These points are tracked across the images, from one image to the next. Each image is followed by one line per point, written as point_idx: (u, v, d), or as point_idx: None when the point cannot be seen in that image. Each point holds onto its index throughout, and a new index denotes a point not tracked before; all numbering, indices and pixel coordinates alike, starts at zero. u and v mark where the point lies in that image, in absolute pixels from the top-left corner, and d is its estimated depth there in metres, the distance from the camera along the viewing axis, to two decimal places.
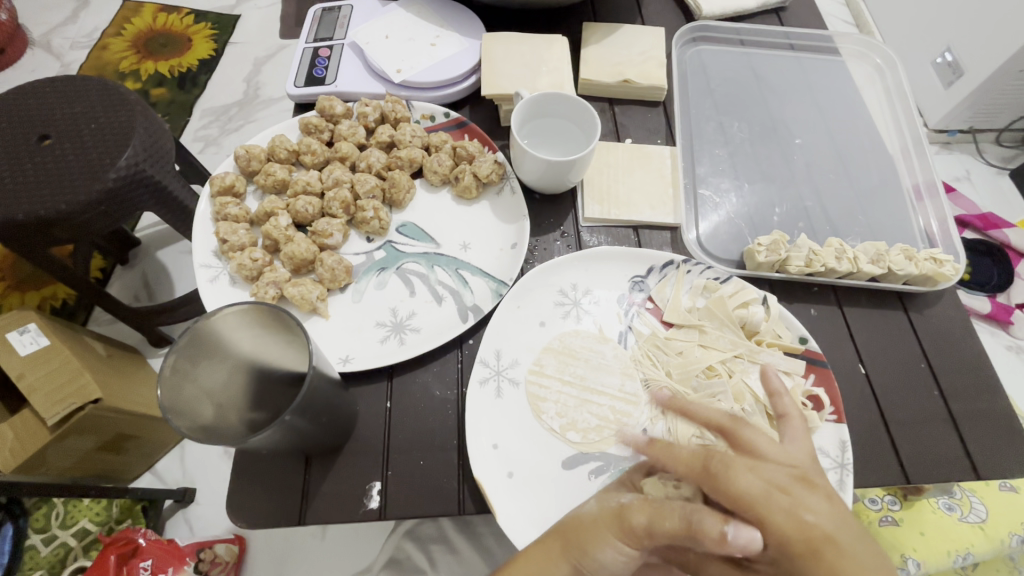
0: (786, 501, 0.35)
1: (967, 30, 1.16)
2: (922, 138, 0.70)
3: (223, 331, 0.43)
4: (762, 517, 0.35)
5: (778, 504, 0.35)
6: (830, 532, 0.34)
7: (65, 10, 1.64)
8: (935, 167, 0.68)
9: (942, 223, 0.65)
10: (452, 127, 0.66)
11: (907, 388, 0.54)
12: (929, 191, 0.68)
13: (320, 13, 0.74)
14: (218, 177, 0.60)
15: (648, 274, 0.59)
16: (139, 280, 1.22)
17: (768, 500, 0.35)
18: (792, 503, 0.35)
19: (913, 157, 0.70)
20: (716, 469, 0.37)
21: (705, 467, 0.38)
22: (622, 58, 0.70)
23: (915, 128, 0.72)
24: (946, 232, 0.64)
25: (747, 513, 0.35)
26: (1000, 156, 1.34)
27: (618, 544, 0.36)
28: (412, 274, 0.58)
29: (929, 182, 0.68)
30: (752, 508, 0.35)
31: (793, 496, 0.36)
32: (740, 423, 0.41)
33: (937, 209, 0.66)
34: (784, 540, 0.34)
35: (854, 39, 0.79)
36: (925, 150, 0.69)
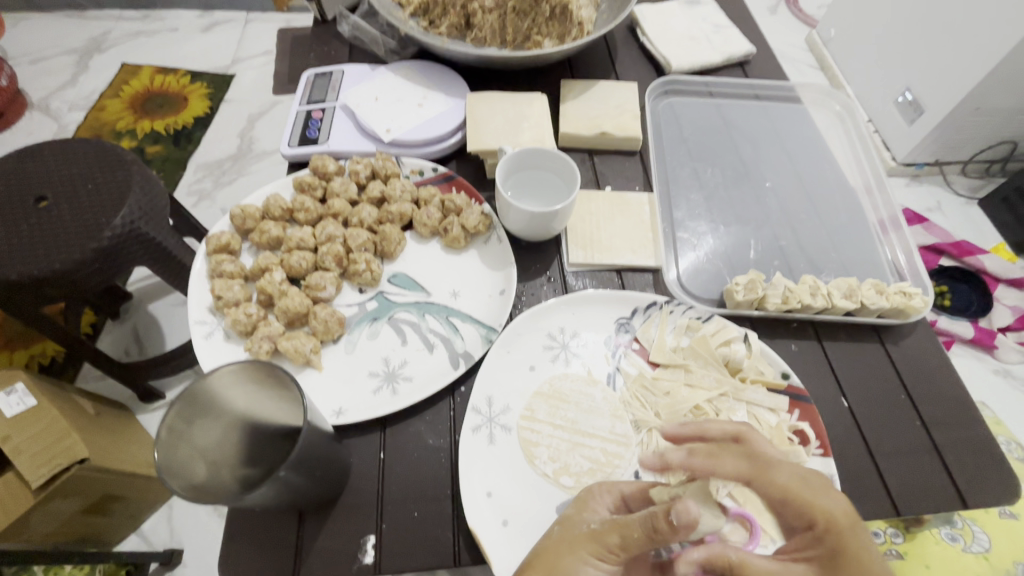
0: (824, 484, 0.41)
1: (921, 72, 1.24)
2: (882, 177, 0.75)
3: (218, 389, 0.44)
4: (811, 502, 0.39)
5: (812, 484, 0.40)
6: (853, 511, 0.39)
7: (65, 74, 1.70)
8: (898, 203, 0.72)
9: (909, 256, 0.68)
10: (440, 181, 0.69)
11: (891, 422, 0.55)
12: (894, 226, 0.71)
13: (312, 78, 0.79)
14: (214, 236, 0.62)
15: (632, 315, 0.61)
16: (129, 334, 1.22)
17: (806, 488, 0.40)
18: (825, 487, 0.40)
19: (877, 195, 0.74)
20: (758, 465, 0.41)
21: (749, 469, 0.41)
22: (599, 112, 0.75)
23: (876, 168, 0.76)
24: (913, 265, 0.67)
25: (795, 500, 0.40)
26: (967, 186, 1.41)
27: (594, 562, 0.40)
28: (404, 323, 0.60)
29: (893, 217, 0.72)
30: (793, 497, 0.40)
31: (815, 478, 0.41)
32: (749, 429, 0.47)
33: (903, 243, 0.70)
34: (832, 517, 0.38)
35: (815, 88, 0.85)
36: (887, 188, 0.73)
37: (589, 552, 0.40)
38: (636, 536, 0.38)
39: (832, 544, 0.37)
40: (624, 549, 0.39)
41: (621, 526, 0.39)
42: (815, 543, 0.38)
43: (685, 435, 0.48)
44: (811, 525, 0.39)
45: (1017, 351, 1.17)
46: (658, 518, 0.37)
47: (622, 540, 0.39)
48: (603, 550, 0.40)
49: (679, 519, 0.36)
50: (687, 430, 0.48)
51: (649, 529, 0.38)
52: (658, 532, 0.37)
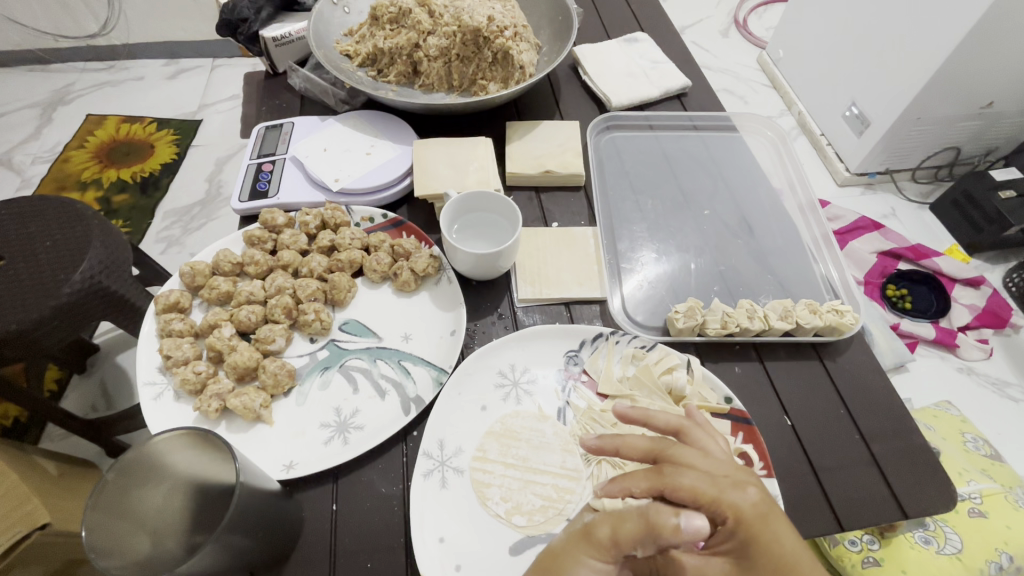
0: (733, 482, 0.42)
1: (863, 88, 1.30)
2: (814, 198, 0.79)
3: (153, 458, 0.44)
4: (718, 498, 0.41)
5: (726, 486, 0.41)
6: (769, 506, 0.41)
7: (28, 127, 1.70)
8: (828, 222, 0.76)
9: (841, 273, 0.71)
10: (389, 227, 0.71)
11: (832, 437, 0.57)
12: (827, 244, 0.75)
13: (263, 131, 0.81)
14: (163, 295, 0.62)
15: (580, 347, 0.62)
16: (96, 389, 1.20)
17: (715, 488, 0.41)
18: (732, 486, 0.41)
19: (810, 216, 0.78)
20: (667, 468, 0.43)
21: (658, 471, 0.43)
22: (543, 151, 0.78)
23: (807, 191, 0.80)
24: (845, 281, 0.71)
25: (705, 499, 0.41)
26: (918, 192, 1.47)
27: (593, 561, 0.40)
28: (355, 370, 0.60)
29: (826, 236, 0.75)
30: (702, 497, 0.41)
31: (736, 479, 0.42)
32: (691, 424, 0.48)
33: (836, 260, 0.73)
34: (738, 513, 0.40)
35: (749, 117, 0.89)
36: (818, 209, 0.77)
37: (589, 555, 0.40)
38: (631, 526, 0.39)
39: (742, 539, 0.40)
40: (617, 545, 0.40)
41: (616, 518, 0.40)
42: (728, 538, 0.40)
43: (630, 417, 0.49)
44: (724, 520, 0.41)
45: (978, 349, 1.21)
46: (664, 515, 0.39)
47: (614, 532, 0.40)
48: (603, 552, 0.40)
49: (688, 525, 0.38)
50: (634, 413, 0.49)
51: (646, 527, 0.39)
52: (659, 528, 0.38)
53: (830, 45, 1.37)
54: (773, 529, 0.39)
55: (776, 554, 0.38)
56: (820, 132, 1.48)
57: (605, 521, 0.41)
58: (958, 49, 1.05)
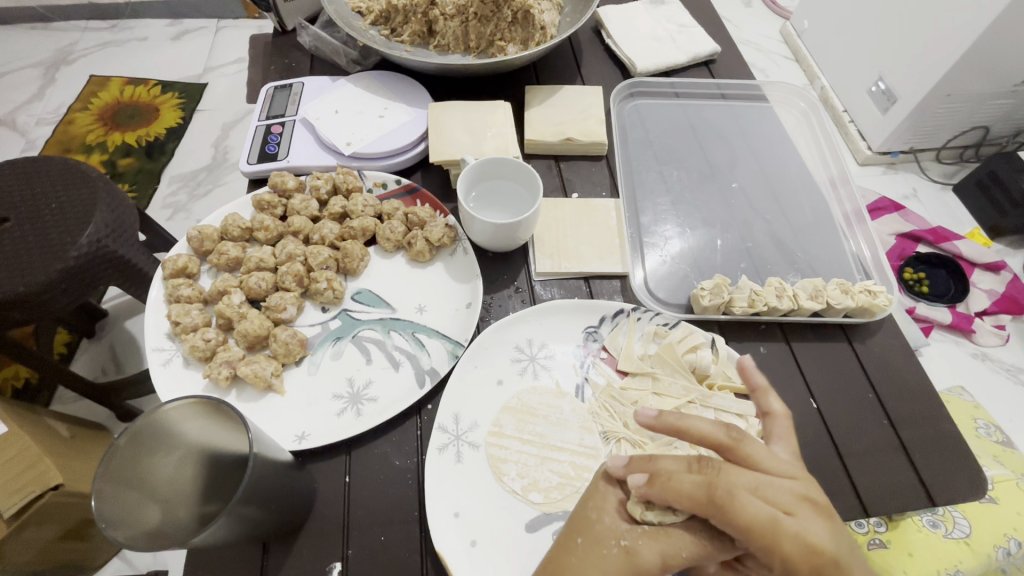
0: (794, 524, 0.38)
1: (891, 61, 1.23)
2: (847, 172, 0.75)
3: (167, 425, 0.43)
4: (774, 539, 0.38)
5: (787, 528, 0.38)
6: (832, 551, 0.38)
7: (31, 88, 1.66)
8: (862, 197, 0.73)
9: (874, 251, 0.69)
10: (403, 193, 0.68)
11: (859, 421, 0.56)
12: (859, 221, 0.72)
13: (272, 91, 0.77)
14: (171, 260, 0.60)
15: (600, 324, 0.60)
16: (106, 353, 1.20)
17: (776, 527, 0.38)
18: (798, 526, 0.38)
19: (841, 190, 0.75)
20: (721, 493, 0.38)
21: (711, 500, 0.38)
22: (563, 117, 0.74)
23: (840, 165, 0.77)
24: (877, 260, 0.68)
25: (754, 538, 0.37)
26: (942, 172, 1.42)
27: None
28: (369, 341, 0.59)
29: (858, 211, 0.72)
30: (754, 536, 0.37)
31: (798, 517, 0.39)
32: (739, 436, 0.42)
33: (868, 237, 0.70)
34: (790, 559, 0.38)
35: (780, 86, 0.85)
36: (850, 183, 0.74)
37: None
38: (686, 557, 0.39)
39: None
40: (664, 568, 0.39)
41: (666, 545, 0.39)
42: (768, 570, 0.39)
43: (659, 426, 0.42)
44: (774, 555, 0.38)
45: (994, 335, 1.19)
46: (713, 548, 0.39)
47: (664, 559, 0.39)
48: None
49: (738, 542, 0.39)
50: (662, 424, 0.42)
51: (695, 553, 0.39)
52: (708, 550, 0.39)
53: (858, 14, 1.30)
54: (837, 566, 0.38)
55: None
56: (842, 108, 1.41)
57: (651, 547, 0.39)
58: (998, 18, 0.99)
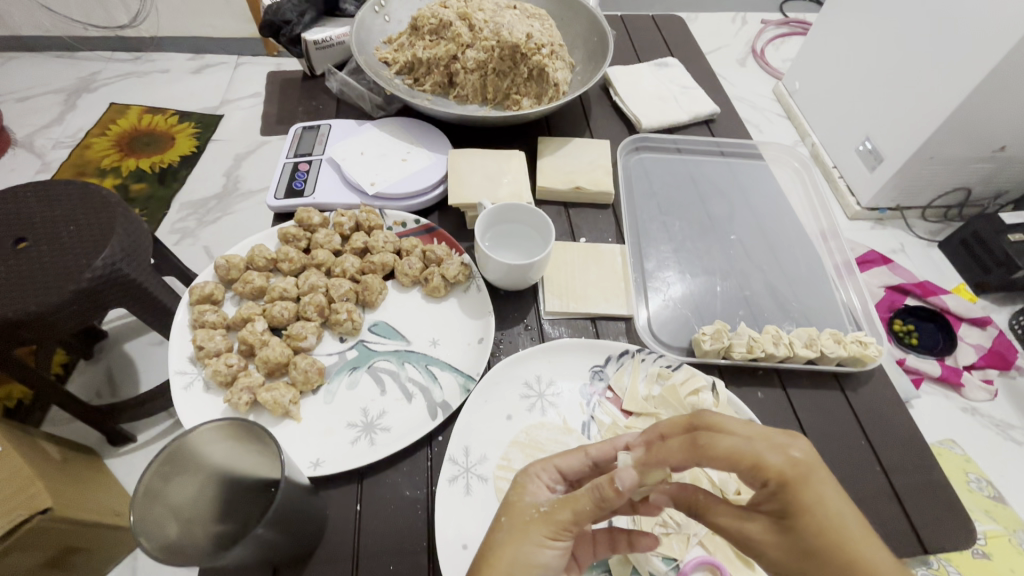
0: (770, 445, 0.39)
1: (878, 123, 1.31)
2: (835, 223, 0.81)
3: (198, 447, 0.44)
4: (755, 462, 0.39)
5: (758, 444, 0.39)
6: (810, 465, 0.38)
7: (52, 113, 1.72)
8: (849, 248, 0.78)
9: (862, 298, 0.73)
10: (422, 232, 0.72)
11: (852, 468, 0.58)
12: (848, 270, 0.77)
13: (300, 131, 0.82)
14: (197, 287, 0.63)
15: (606, 363, 0.63)
16: (102, 375, 1.20)
17: (750, 448, 0.39)
18: (769, 446, 0.39)
19: (830, 240, 0.80)
20: (702, 438, 0.41)
21: (693, 441, 0.42)
22: (573, 167, 0.80)
23: (829, 216, 0.82)
24: (866, 306, 0.72)
25: (742, 464, 0.39)
26: (927, 230, 1.49)
27: (550, 542, 0.43)
28: (384, 372, 0.61)
29: (847, 261, 0.77)
30: (740, 462, 0.39)
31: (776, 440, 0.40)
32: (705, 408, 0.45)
33: (856, 284, 0.75)
34: (780, 475, 0.38)
35: (775, 147, 0.91)
36: (839, 234, 0.80)
37: (546, 536, 0.43)
38: (591, 509, 0.43)
39: (782, 504, 0.38)
40: (576, 523, 0.43)
41: (571, 501, 0.43)
42: (770, 499, 0.39)
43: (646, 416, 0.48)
44: (765, 483, 0.39)
45: (982, 389, 1.22)
46: (604, 488, 0.42)
47: (572, 514, 0.43)
48: (558, 533, 0.43)
49: (624, 485, 0.41)
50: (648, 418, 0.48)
51: (597, 499, 0.42)
52: (605, 499, 0.42)
53: (846, 80, 1.39)
54: (815, 488, 0.37)
55: (825, 527, 0.36)
56: (832, 164, 1.49)
57: (563, 505, 0.43)
58: (975, 91, 1.07)
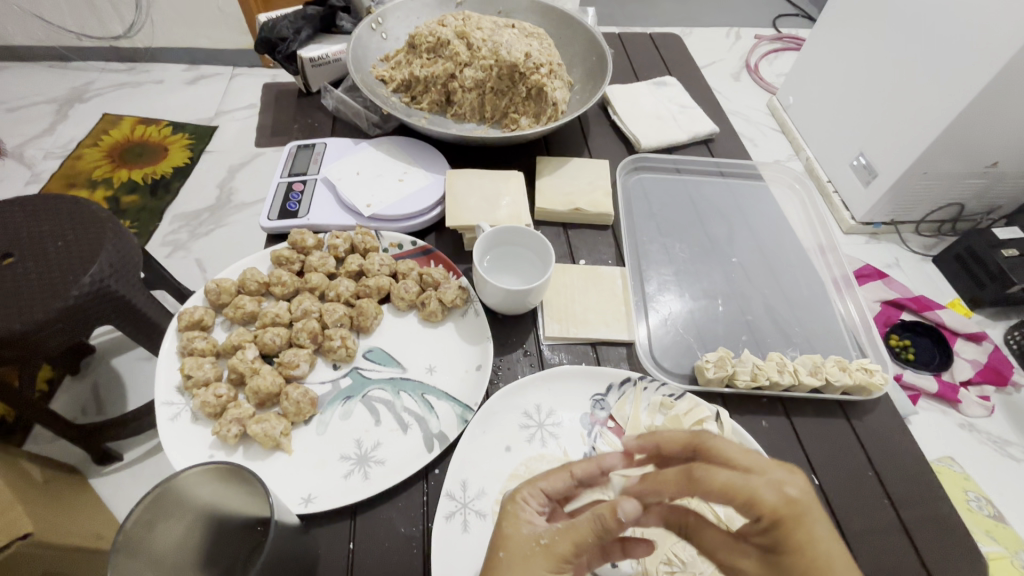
0: (767, 480, 0.39)
1: (872, 139, 1.32)
2: (834, 238, 0.81)
3: (183, 491, 0.42)
4: (750, 497, 0.38)
5: (756, 480, 0.39)
6: (807, 503, 0.38)
7: (43, 123, 1.70)
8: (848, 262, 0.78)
9: (861, 311, 0.74)
10: (419, 254, 0.70)
11: (861, 502, 0.56)
12: (847, 285, 0.77)
13: (295, 150, 0.81)
14: (186, 312, 0.61)
15: (607, 392, 0.61)
16: (88, 392, 1.17)
17: (747, 484, 0.38)
18: (765, 482, 0.39)
19: (829, 255, 0.80)
20: (697, 471, 0.40)
21: (688, 474, 0.40)
22: (573, 187, 0.79)
23: (827, 231, 0.83)
24: (866, 321, 0.72)
25: (735, 499, 0.38)
26: (921, 244, 1.49)
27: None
28: (378, 402, 0.59)
29: (846, 277, 0.77)
30: (734, 496, 0.38)
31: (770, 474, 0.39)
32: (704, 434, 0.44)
33: (856, 299, 0.75)
34: (774, 511, 0.38)
35: (774, 167, 0.91)
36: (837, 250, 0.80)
37: (549, 571, 0.41)
38: (592, 541, 0.41)
39: (773, 538, 0.38)
40: (577, 554, 0.41)
41: (571, 532, 0.41)
42: (763, 533, 0.38)
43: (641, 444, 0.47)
44: (759, 518, 0.38)
45: (980, 406, 1.21)
46: (607, 517, 0.40)
47: (573, 547, 0.41)
48: (558, 565, 0.41)
49: (627, 517, 0.39)
50: (645, 442, 0.47)
51: (599, 529, 0.41)
52: (608, 530, 0.41)
53: (840, 96, 1.40)
54: (808, 528, 0.37)
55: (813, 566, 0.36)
56: (827, 179, 1.49)
57: (564, 538, 0.41)
58: (969, 108, 1.08)
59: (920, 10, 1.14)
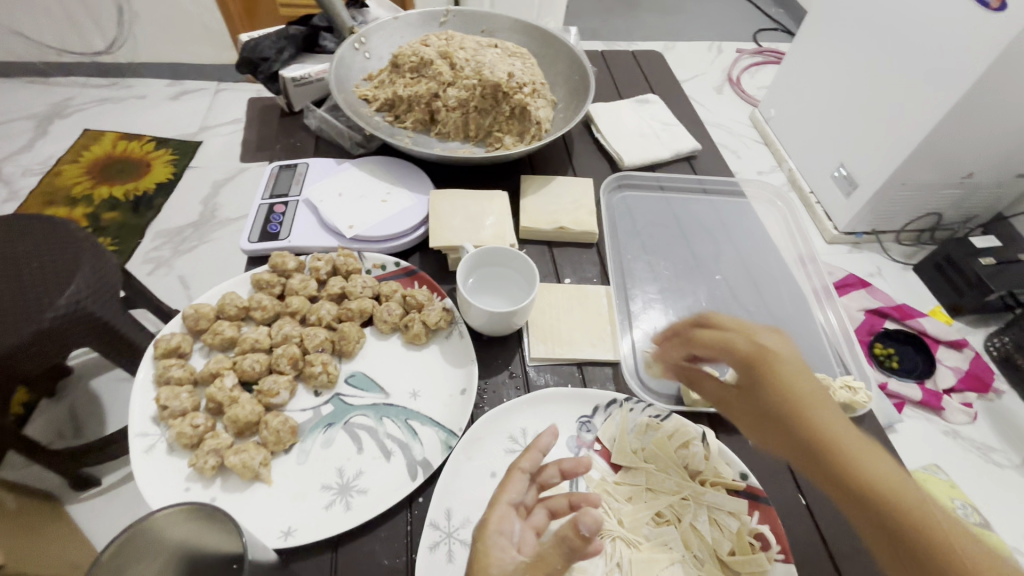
0: (838, 402, 0.43)
1: (851, 150, 1.34)
2: (812, 248, 0.83)
3: (153, 535, 0.41)
4: (817, 403, 0.42)
5: (825, 395, 0.43)
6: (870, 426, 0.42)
7: (22, 139, 1.67)
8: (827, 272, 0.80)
9: (841, 320, 0.75)
10: (402, 275, 0.70)
11: (849, 522, 0.56)
12: (827, 295, 0.78)
13: (277, 171, 0.80)
14: (163, 339, 0.60)
15: (593, 414, 0.61)
16: (66, 415, 1.14)
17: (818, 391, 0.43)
18: (831, 400, 0.43)
19: (808, 266, 0.82)
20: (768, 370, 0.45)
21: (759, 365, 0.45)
22: (557, 206, 0.79)
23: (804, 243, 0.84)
24: (846, 333, 0.73)
25: (807, 400, 0.43)
26: (901, 253, 1.52)
27: None
28: (360, 429, 0.58)
29: (825, 287, 0.79)
30: (801, 398, 0.43)
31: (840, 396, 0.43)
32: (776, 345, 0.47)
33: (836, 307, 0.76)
34: (840, 421, 0.41)
35: (757, 185, 0.92)
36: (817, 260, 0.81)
37: None
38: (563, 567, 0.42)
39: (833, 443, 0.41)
40: None
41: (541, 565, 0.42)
42: (819, 434, 0.42)
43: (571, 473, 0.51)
44: (824, 424, 0.42)
45: (962, 412, 1.22)
46: (572, 539, 0.41)
47: None
48: None
49: (588, 530, 0.41)
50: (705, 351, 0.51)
51: (568, 552, 0.41)
52: (577, 551, 0.41)
53: (818, 110, 1.43)
54: (874, 451, 0.40)
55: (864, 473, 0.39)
56: (810, 190, 1.51)
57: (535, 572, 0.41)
58: (941, 122, 1.10)
59: (893, 26, 1.17)
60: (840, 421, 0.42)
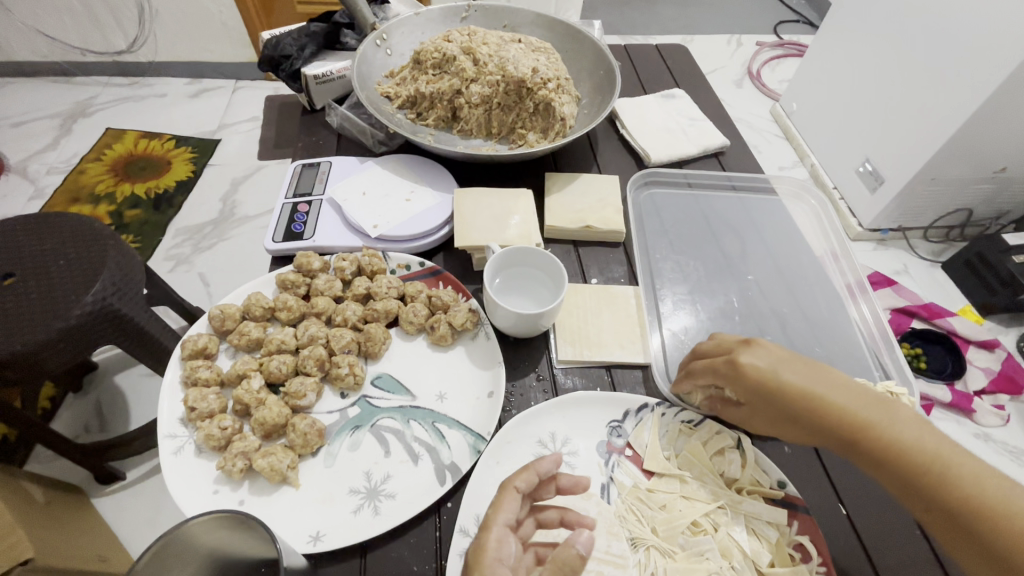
0: (898, 421, 0.47)
1: (877, 143, 1.30)
2: (845, 242, 0.80)
3: (187, 541, 0.40)
4: (883, 432, 0.46)
5: (885, 419, 0.47)
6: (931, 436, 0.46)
7: (46, 137, 1.70)
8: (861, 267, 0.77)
9: (876, 315, 0.72)
10: (427, 275, 0.68)
11: (890, 531, 0.54)
12: (861, 290, 0.75)
13: (300, 169, 0.80)
14: (190, 340, 0.60)
15: (624, 418, 0.59)
16: (91, 410, 1.15)
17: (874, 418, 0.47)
18: (890, 421, 0.47)
19: (842, 261, 0.79)
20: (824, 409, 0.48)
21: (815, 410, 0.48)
22: (583, 205, 0.77)
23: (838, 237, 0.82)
24: (884, 331, 0.71)
25: (875, 435, 0.46)
26: (929, 250, 1.47)
27: None
28: (387, 431, 0.57)
29: (859, 282, 0.76)
30: (866, 429, 0.46)
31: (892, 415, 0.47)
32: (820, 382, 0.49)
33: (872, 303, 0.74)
34: (909, 445, 0.45)
35: (789, 181, 0.89)
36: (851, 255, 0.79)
37: None
38: None
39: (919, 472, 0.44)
40: None
41: None
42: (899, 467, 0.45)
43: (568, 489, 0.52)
44: (898, 454, 0.45)
45: (994, 415, 1.17)
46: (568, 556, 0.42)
47: None
48: None
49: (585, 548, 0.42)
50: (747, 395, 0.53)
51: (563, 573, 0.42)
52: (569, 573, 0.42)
53: (844, 103, 1.38)
54: (948, 460, 0.44)
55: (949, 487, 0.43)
56: (833, 185, 1.46)
57: None
58: (977, 114, 1.06)
59: (926, 14, 1.13)
60: (894, 424, 0.46)
